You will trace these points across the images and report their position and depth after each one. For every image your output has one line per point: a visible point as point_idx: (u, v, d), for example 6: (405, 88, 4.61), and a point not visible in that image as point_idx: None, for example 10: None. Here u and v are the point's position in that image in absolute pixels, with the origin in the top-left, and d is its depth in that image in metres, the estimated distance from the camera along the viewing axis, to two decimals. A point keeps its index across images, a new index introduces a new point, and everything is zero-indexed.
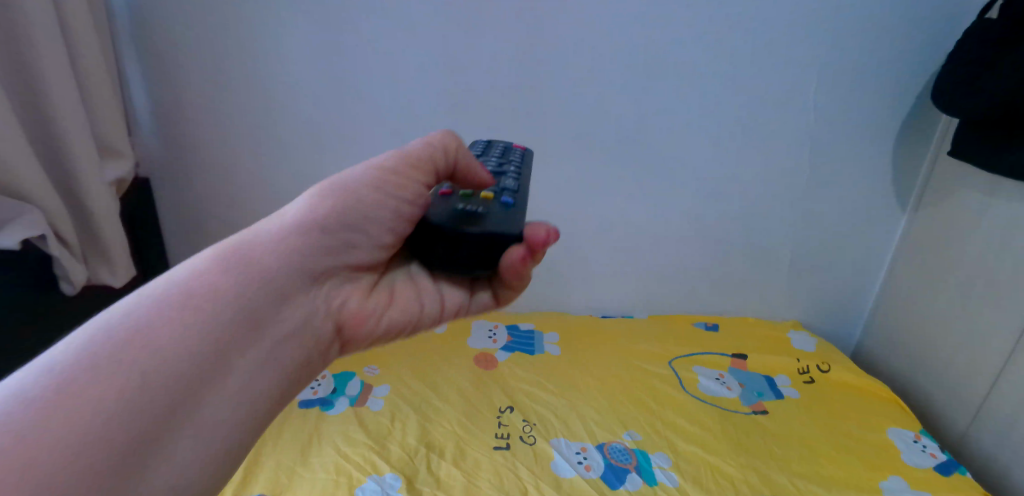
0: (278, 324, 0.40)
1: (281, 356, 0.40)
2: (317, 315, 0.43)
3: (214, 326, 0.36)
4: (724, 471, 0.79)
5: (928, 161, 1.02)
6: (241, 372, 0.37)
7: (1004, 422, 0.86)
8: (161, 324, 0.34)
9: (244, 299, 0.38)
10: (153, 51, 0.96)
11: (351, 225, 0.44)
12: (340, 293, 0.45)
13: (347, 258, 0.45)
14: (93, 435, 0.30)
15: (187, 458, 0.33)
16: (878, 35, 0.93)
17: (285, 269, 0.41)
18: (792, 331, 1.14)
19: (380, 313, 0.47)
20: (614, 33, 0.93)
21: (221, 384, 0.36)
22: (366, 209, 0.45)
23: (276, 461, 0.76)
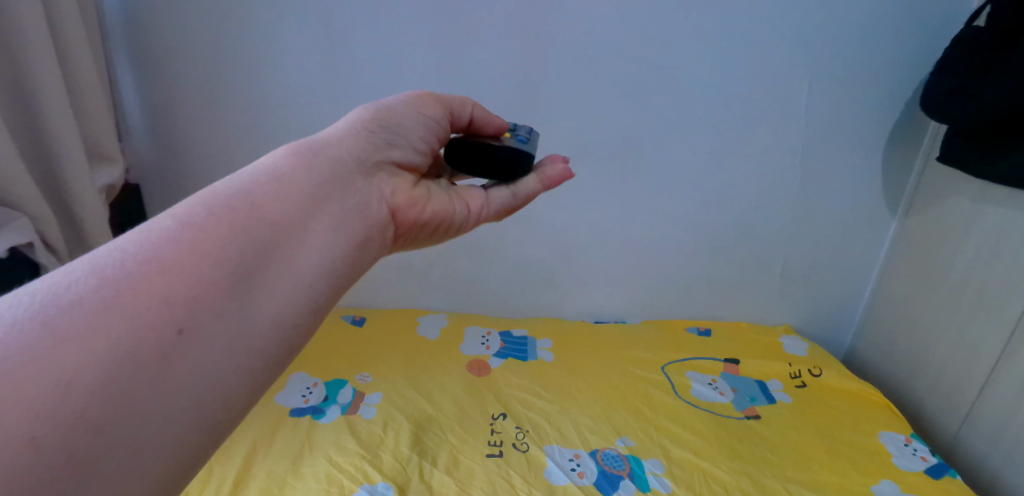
0: (342, 201, 0.38)
1: (342, 229, 0.38)
2: (374, 193, 0.41)
3: (282, 202, 0.35)
4: (716, 477, 0.79)
5: (918, 168, 1.03)
6: (308, 243, 0.35)
7: (994, 426, 0.87)
8: (227, 200, 0.34)
9: (298, 175, 0.37)
10: (146, 57, 0.96)
11: (392, 128, 0.44)
12: (392, 178, 0.43)
13: (393, 157, 0.44)
14: (185, 280, 0.30)
15: (276, 307, 0.33)
16: (868, 43, 0.93)
17: (334, 155, 0.40)
18: (785, 336, 1.15)
19: (425, 205, 0.45)
20: (608, 40, 0.93)
21: (292, 252, 0.35)
22: (398, 115, 0.45)
23: (268, 471, 0.76)
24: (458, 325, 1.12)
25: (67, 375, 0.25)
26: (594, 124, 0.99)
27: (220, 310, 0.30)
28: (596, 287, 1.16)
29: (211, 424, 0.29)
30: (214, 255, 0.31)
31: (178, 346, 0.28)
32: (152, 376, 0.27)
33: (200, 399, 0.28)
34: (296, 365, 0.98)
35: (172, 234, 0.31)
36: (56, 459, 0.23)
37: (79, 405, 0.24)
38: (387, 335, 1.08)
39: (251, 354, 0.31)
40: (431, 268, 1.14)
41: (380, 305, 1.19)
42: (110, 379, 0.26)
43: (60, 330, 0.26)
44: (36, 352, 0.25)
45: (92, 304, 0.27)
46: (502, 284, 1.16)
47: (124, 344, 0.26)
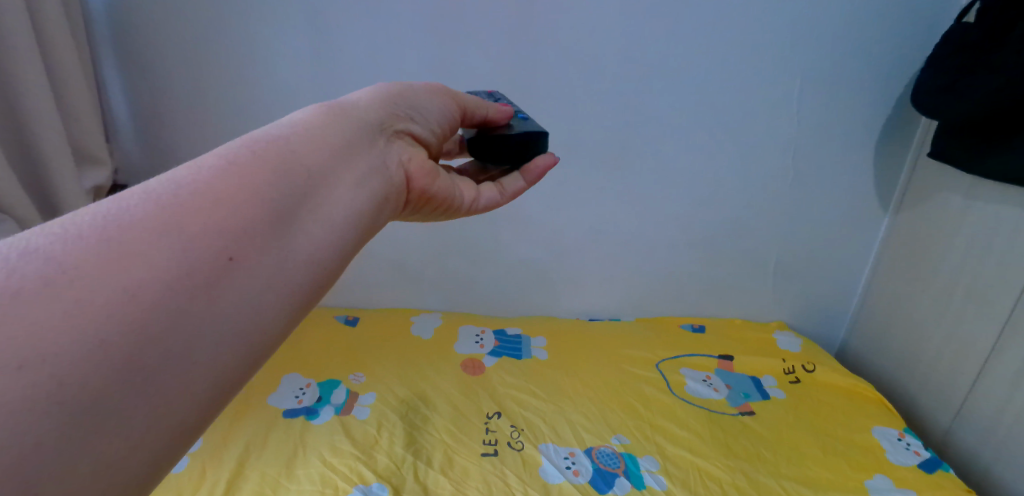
0: (365, 159, 0.37)
1: (364, 187, 0.36)
2: (394, 155, 0.39)
3: (312, 150, 0.34)
4: (712, 474, 0.79)
5: (909, 165, 1.03)
6: (334, 194, 0.34)
7: (986, 420, 0.88)
8: (268, 141, 0.33)
9: (330, 127, 0.36)
10: (132, 56, 0.94)
11: (414, 102, 0.43)
12: (412, 146, 0.42)
13: (413, 128, 0.43)
14: (227, 209, 0.29)
15: (313, 247, 0.31)
16: (860, 39, 0.94)
17: (361, 112, 0.39)
18: (778, 332, 1.15)
19: (439, 179, 0.43)
20: (600, 37, 0.93)
21: (320, 200, 0.33)
22: (417, 94, 0.44)
23: (261, 473, 0.75)
24: (453, 324, 1.12)
25: (131, 283, 0.24)
26: (587, 122, 0.99)
27: (263, 242, 0.29)
28: (590, 286, 1.16)
29: (254, 354, 0.28)
30: (258, 188, 0.30)
31: (226, 272, 0.27)
32: (204, 297, 0.26)
33: (245, 327, 0.28)
34: (289, 366, 0.97)
35: (220, 166, 0.30)
36: (121, 359, 0.23)
37: (141, 312, 0.24)
38: (381, 335, 1.07)
39: (291, 290, 0.30)
40: (424, 268, 1.13)
41: (373, 305, 1.18)
42: (169, 293, 0.25)
43: (120, 242, 0.25)
44: (100, 259, 0.24)
45: (148, 221, 0.26)
46: (496, 283, 1.15)
47: (179, 261, 0.26)
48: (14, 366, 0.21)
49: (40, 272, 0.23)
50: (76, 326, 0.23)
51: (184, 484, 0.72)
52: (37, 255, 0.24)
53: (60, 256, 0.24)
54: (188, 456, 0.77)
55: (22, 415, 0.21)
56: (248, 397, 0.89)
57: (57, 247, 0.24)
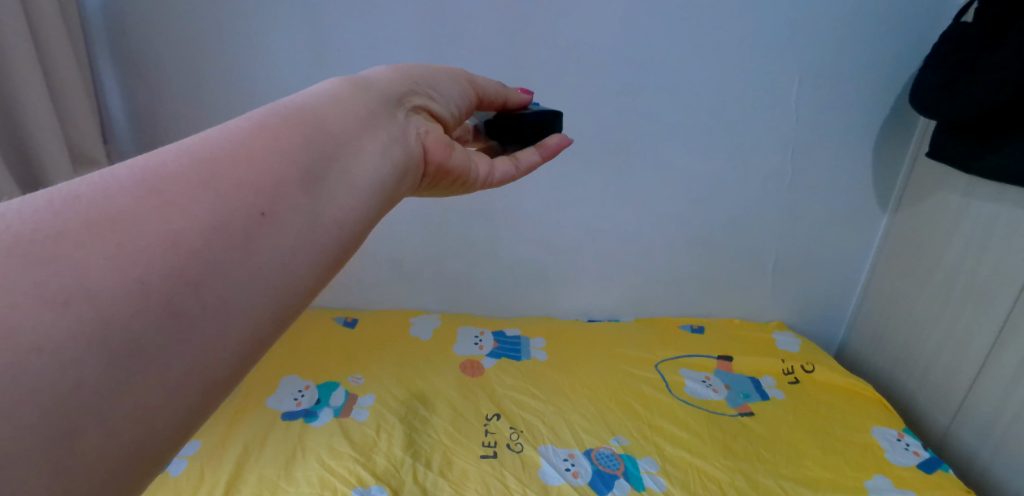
0: (388, 130, 0.36)
1: (388, 155, 0.35)
2: (413, 129, 0.39)
3: (334, 120, 0.33)
4: (711, 475, 0.79)
5: (907, 165, 1.03)
6: (359, 160, 0.33)
7: (985, 420, 0.88)
8: (295, 107, 0.33)
9: (354, 98, 0.36)
10: (129, 58, 0.94)
11: (432, 81, 0.43)
12: (429, 122, 0.41)
13: (431, 104, 0.42)
14: (259, 170, 0.28)
15: (341, 210, 0.31)
16: (858, 39, 0.93)
17: (381, 85, 0.38)
18: (778, 332, 1.15)
19: (456, 157, 0.43)
20: (598, 39, 0.93)
21: (344, 166, 0.32)
22: (437, 75, 0.44)
23: (259, 475, 0.75)
24: (451, 326, 1.12)
25: (169, 230, 0.24)
26: (585, 123, 0.99)
27: (293, 200, 0.29)
28: (589, 286, 1.16)
29: (284, 313, 0.28)
30: (289, 148, 0.30)
31: (261, 226, 0.27)
32: (238, 249, 0.26)
33: (276, 286, 0.27)
34: (287, 367, 0.97)
35: (251, 128, 0.30)
36: (160, 306, 0.23)
37: (179, 258, 0.24)
38: (380, 336, 1.07)
39: (322, 250, 0.29)
40: (423, 269, 1.13)
41: (372, 306, 1.18)
42: (206, 243, 0.25)
43: (157, 192, 0.25)
44: (139, 207, 0.24)
45: (184, 176, 0.26)
46: (495, 284, 1.15)
47: (214, 213, 0.26)
48: (57, 303, 0.21)
49: (82, 217, 0.23)
50: (118, 268, 0.23)
51: (182, 487, 0.72)
52: (80, 202, 0.24)
53: (101, 203, 0.24)
54: (185, 459, 0.77)
55: (65, 351, 0.21)
56: (246, 399, 0.89)
57: (97, 197, 0.24)
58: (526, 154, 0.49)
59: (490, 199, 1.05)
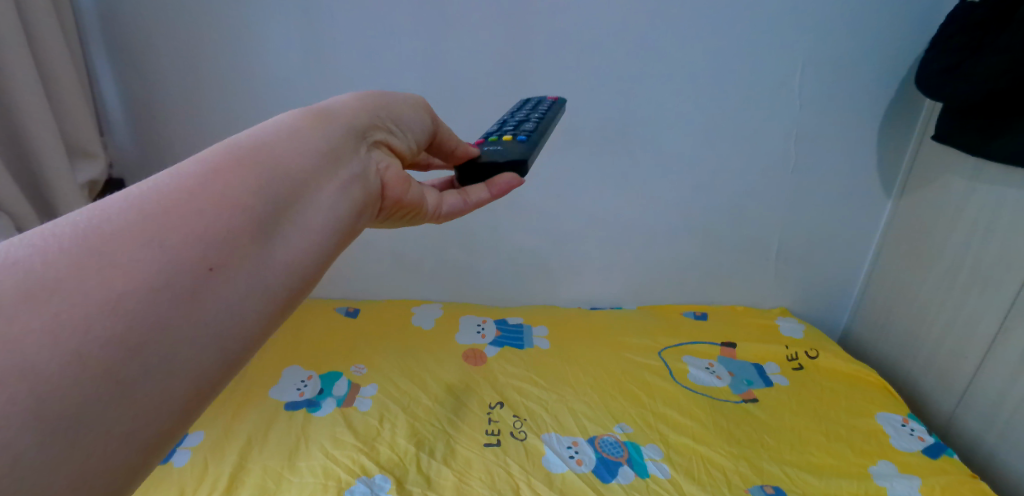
0: (346, 169, 0.37)
1: (346, 194, 0.36)
2: (374, 163, 0.40)
3: (297, 160, 0.34)
4: (716, 462, 0.79)
5: (913, 147, 1.02)
6: (318, 200, 0.34)
7: (991, 405, 0.87)
8: (250, 145, 0.33)
9: (315, 135, 0.36)
10: (124, 47, 0.93)
11: (392, 115, 0.44)
12: (388, 156, 0.42)
13: (391, 141, 0.43)
14: (209, 222, 0.28)
15: (292, 254, 0.31)
16: (863, 21, 0.92)
17: (344, 119, 0.39)
18: (781, 318, 1.15)
19: (414, 192, 0.44)
20: (599, 23, 0.91)
21: (302, 209, 0.33)
22: (400, 109, 0.45)
23: (263, 466, 0.75)
24: (454, 314, 1.12)
25: (112, 294, 0.23)
26: (584, 110, 0.98)
27: (244, 250, 0.29)
28: (590, 275, 1.16)
29: (232, 359, 0.27)
30: (241, 194, 0.30)
31: (211, 281, 0.27)
32: (181, 306, 0.25)
33: (225, 338, 0.27)
34: (289, 358, 0.97)
35: (202, 172, 0.30)
36: (100, 374, 0.23)
37: (120, 324, 0.23)
38: (384, 326, 1.07)
39: (269, 297, 0.29)
40: (423, 259, 1.13)
41: (372, 297, 1.17)
42: (149, 305, 0.24)
43: (99, 254, 0.24)
44: (81, 272, 0.23)
45: (130, 232, 0.25)
46: (497, 272, 1.15)
47: (158, 273, 0.25)
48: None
49: (18, 286, 0.22)
50: (55, 342, 0.22)
51: (187, 479, 0.72)
52: (17, 268, 0.23)
53: (41, 270, 0.23)
54: (189, 450, 0.77)
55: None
56: (249, 390, 0.89)
57: (37, 259, 0.23)
58: (475, 190, 0.50)
59: None
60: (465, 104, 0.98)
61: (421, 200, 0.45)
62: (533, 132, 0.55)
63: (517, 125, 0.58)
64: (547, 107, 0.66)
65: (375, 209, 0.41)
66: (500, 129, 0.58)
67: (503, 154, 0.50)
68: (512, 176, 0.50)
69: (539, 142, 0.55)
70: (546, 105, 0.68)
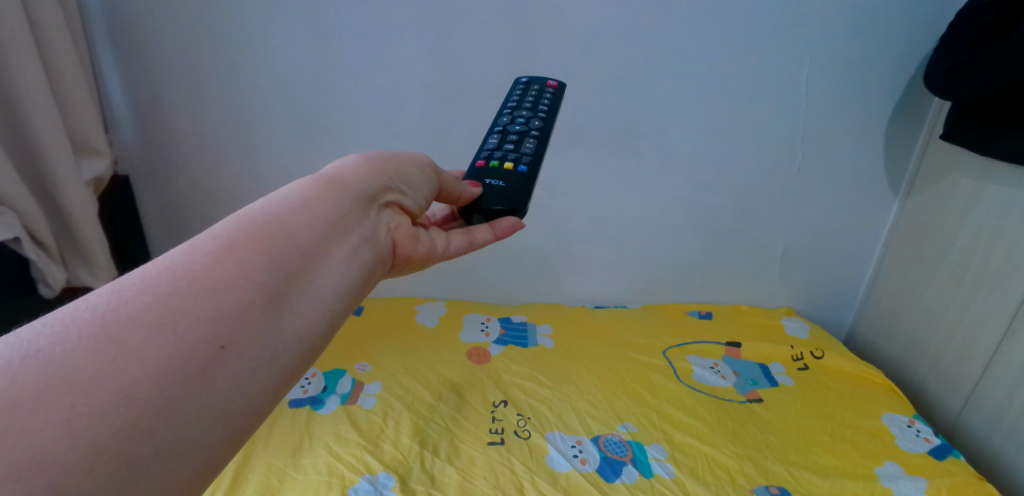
0: (355, 236, 0.40)
1: (355, 259, 0.40)
2: (383, 224, 0.44)
3: (308, 231, 0.37)
4: (720, 462, 0.78)
5: (920, 147, 1.01)
6: (328, 268, 0.37)
7: (996, 408, 0.87)
8: (264, 219, 0.36)
9: (326, 204, 0.39)
10: (129, 44, 0.93)
11: (398, 174, 0.48)
12: (398, 215, 0.46)
13: (399, 200, 0.47)
14: (219, 303, 0.30)
15: (302, 323, 0.34)
16: (870, 21, 0.91)
17: (354, 185, 0.43)
18: (787, 317, 1.14)
19: (422, 247, 0.48)
20: (605, 21, 0.91)
21: (315, 278, 0.36)
22: (409, 168, 0.49)
23: (267, 463, 0.75)
24: (457, 312, 1.12)
25: (125, 382, 0.25)
26: (590, 109, 0.98)
27: (255, 324, 0.31)
28: (594, 274, 1.15)
29: (238, 431, 0.29)
30: (253, 269, 0.33)
31: (220, 359, 0.29)
32: (192, 386, 0.27)
33: (231, 413, 0.29)
34: None
35: (217, 249, 0.33)
36: (113, 461, 0.24)
37: (132, 410, 0.25)
38: (387, 324, 1.07)
39: (278, 369, 0.32)
40: None
41: (376, 293, 1.17)
42: (160, 388, 0.26)
43: (116, 342, 0.26)
44: (97, 363, 0.25)
45: (143, 318, 0.27)
46: (501, 270, 1.14)
47: (170, 356, 0.27)
48: (12, 480, 0.20)
49: (39, 379, 0.23)
50: (70, 434, 0.23)
51: None
52: (40, 360, 0.24)
53: (59, 360, 0.24)
54: None
55: None
56: None
57: (57, 350, 0.25)
58: (482, 230, 0.53)
59: None
60: (470, 100, 0.97)
61: (428, 251, 0.49)
62: (534, 159, 0.58)
63: (517, 148, 0.59)
64: (546, 107, 0.66)
65: (385, 265, 0.45)
66: (500, 148, 0.60)
67: (505, 199, 0.54)
68: (513, 219, 0.53)
69: (537, 171, 0.57)
70: (546, 99, 0.68)
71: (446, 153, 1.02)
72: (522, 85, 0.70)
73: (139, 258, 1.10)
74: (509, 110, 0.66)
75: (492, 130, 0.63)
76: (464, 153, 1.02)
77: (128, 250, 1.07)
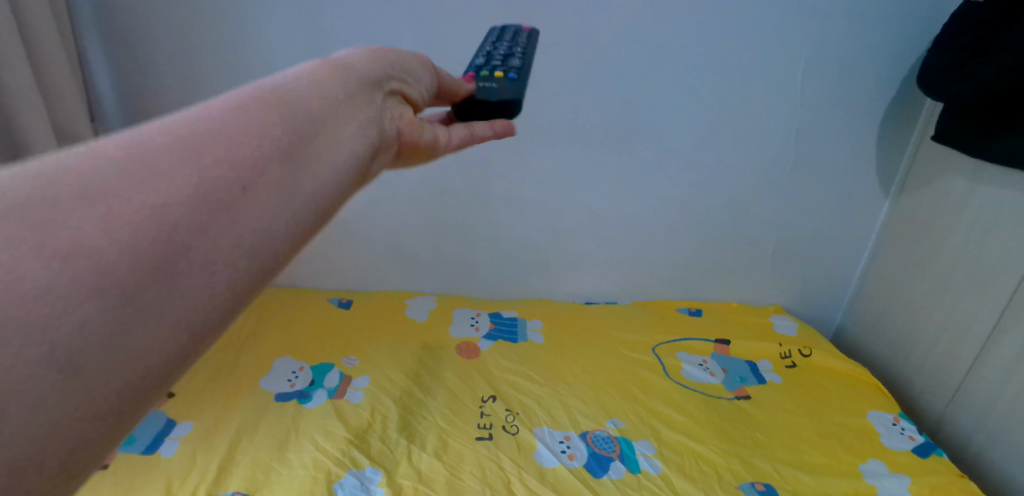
0: (361, 113, 0.34)
1: (361, 134, 0.33)
2: (389, 111, 0.38)
3: (307, 101, 0.31)
4: (708, 458, 0.79)
5: (912, 148, 1.02)
6: (336, 139, 0.31)
7: (980, 407, 0.88)
8: (265, 89, 0.30)
9: (329, 82, 0.33)
10: (116, 32, 0.91)
11: (401, 66, 0.41)
12: (403, 106, 0.40)
13: (405, 90, 0.41)
14: (223, 152, 0.25)
15: (316, 184, 0.28)
16: (865, 22, 0.91)
17: (356, 68, 0.36)
18: (776, 315, 1.15)
19: (431, 139, 0.42)
20: (601, 18, 0.90)
21: (323, 146, 0.30)
22: (409, 61, 0.43)
23: (252, 457, 0.74)
24: (448, 307, 1.11)
25: (125, 209, 0.21)
26: (584, 105, 0.97)
27: (266, 175, 0.26)
28: (586, 271, 1.15)
29: (256, 284, 0.24)
30: (257, 127, 0.27)
31: (230, 204, 0.24)
32: (200, 226, 0.23)
33: (247, 258, 0.24)
34: (281, 349, 0.96)
35: (213, 110, 0.27)
36: (110, 294, 0.20)
37: (133, 238, 0.20)
38: (377, 318, 1.06)
39: (297, 224, 0.27)
40: (418, 252, 1.12)
41: (367, 288, 1.16)
42: (163, 222, 0.22)
43: (109, 176, 0.22)
44: (92, 191, 0.21)
45: (140, 157, 0.23)
46: (493, 265, 1.14)
47: (175, 191, 0.22)
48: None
49: (20, 204, 0.19)
50: (66, 256, 0.19)
51: (176, 471, 0.71)
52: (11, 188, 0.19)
53: (43, 190, 0.20)
54: (177, 440, 0.76)
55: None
56: (239, 383, 0.88)
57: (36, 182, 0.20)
58: (480, 125, 0.47)
59: (487, 179, 1.04)
60: None
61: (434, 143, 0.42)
62: (523, 70, 0.53)
63: (505, 62, 0.55)
64: (528, 44, 0.63)
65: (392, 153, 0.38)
66: (487, 62, 0.55)
67: (499, 93, 0.48)
68: (509, 116, 0.48)
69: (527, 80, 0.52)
70: (523, 39, 0.65)
71: None
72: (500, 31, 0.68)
73: None
74: (492, 42, 0.62)
75: (477, 54, 0.58)
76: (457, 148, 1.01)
77: None
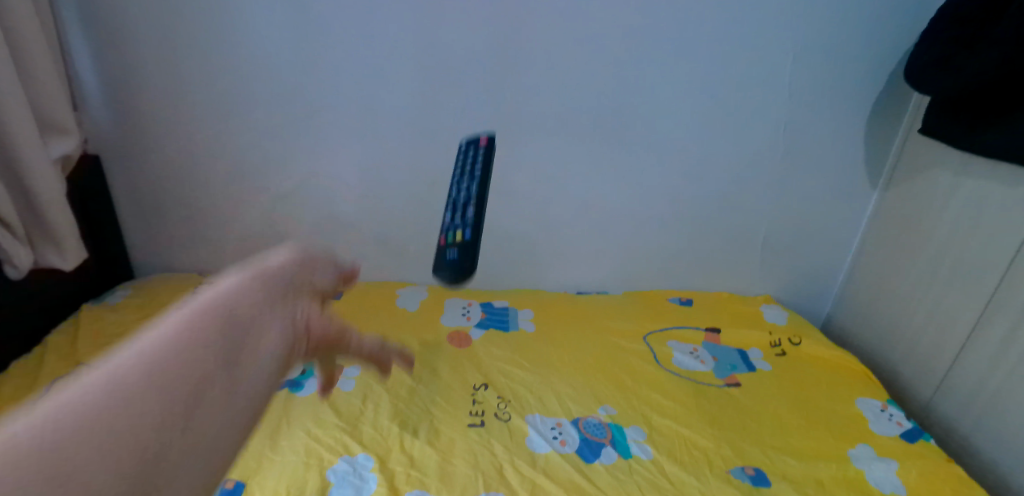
0: (271, 335, 0.36)
1: (272, 367, 0.36)
2: (302, 314, 0.39)
3: (221, 332, 0.33)
4: (698, 443, 0.79)
5: (900, 139, 1.03)
6: (253, 365, 0.35)
7: (967, 392, 0.89)
8: (204, 307, 0.34)
9: (251, 294, 0.37)
10: (101, 19, 0.91)
11: (322, 259, 0.43)
12: (319, 310, 0.41)
13: (327, 272, 0.43)
14: (172, 375, 0.30)
15: (228, 421, 0.31)
16: (851, 11, 0.92)
17: (276, 277, 0.39)
18: (766, 305, 1.16)
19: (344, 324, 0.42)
20: (589, 7, 0.90)
21: (240, 389, 0.33)
22: (323, 260, 0.43)
23: (243, 445, 0.74)
24: (440, 297, 1.11)
25: (108, 437, 0.26)
26: (574, 93, 0.97)
27: (213, 393, 0.31)
28: (577, 261, 1.15)
29: (220, 474, 0.30)
30: (201, 364, 0.31)
31: (188, 417, 0.29)
32: (164, 444, 0.28)
33: (210, 459, 0.30)
34: None
35: (161, 344, 0.31)
36: (116, 479, 0.25)
37: (118, 449, 0.26)
38: (368, 309, 1.06)
39: (237, 429, 0.32)
40: (409, 242, 1.11)
41: (358, 278, 1.16)
42: (134, 438, 0.27)
43: (86, 405, 0.27)
44: (78, 425, 0.26)
45: (104, 401, 0.27)
46: (484, 255, 1.14)
47: (133, 427, 0.27)
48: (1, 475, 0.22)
49: (30, 442, 0.24)
50: (63, 456, 0.24)
51: None
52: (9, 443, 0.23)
53: (44, 436, 0.25)
54: None
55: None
56: None
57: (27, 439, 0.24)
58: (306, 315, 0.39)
59: None
60: (454, 83, 0.96)
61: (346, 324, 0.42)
62: (475, 223, 0.72)
63: (463, 213, 0.73)
64: (479, 171, 0.77)
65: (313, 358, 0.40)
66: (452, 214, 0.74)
67: (460, 270, 0.70)
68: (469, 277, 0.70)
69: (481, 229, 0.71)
70: (480, 157, 0.79)
71: (428, 137, 1.01)
72: (463, 150, 0.82)
73: (113, 240, 1.08)
74: (456, 173, 0.80)
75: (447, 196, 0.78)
76: (447, 136, 1.01)
77: (101, 232, 1.05)
